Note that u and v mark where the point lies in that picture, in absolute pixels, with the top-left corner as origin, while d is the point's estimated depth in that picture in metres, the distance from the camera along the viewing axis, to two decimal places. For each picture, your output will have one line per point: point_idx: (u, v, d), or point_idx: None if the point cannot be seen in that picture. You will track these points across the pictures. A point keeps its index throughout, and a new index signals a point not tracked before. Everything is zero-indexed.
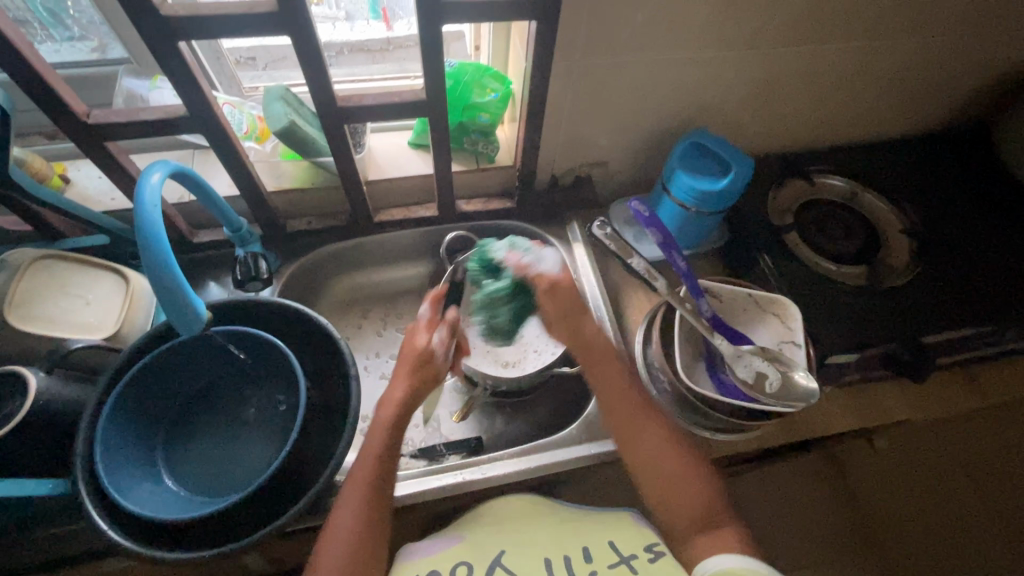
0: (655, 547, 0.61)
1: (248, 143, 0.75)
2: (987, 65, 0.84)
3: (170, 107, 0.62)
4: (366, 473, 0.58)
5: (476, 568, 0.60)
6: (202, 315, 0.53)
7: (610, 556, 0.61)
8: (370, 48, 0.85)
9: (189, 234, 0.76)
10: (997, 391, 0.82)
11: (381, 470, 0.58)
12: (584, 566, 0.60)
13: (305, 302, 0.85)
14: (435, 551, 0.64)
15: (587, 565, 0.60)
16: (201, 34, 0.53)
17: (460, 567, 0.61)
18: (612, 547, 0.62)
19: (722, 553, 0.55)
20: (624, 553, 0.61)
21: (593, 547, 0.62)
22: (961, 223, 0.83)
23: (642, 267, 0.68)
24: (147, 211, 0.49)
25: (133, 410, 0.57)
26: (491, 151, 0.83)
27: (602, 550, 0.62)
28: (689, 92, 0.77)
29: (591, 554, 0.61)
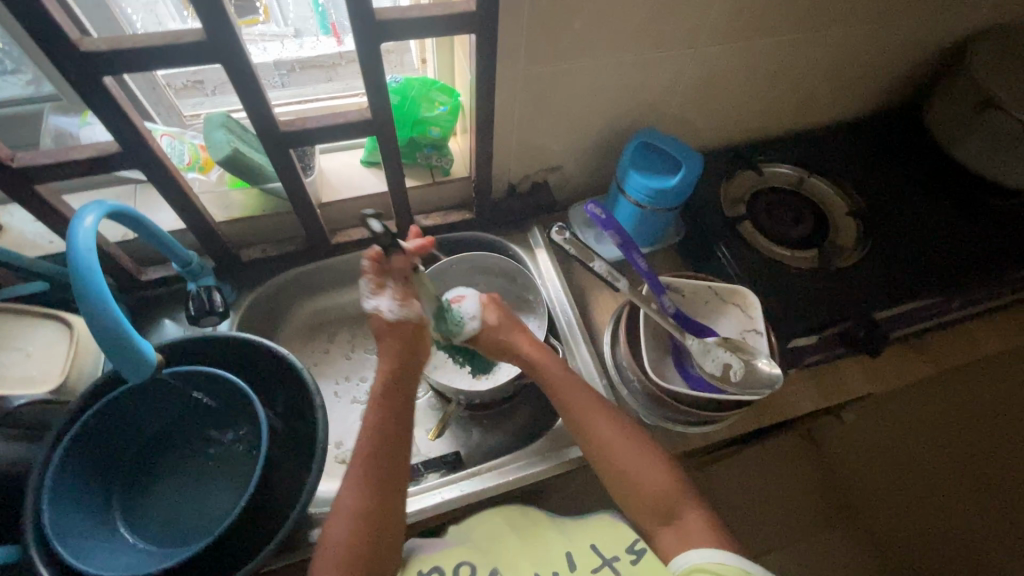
0: (638, 547, 0.61)
1: (191, 173, 0.73)
2: (912, 48, 0.88)
3: (102, 144, 0.59)
4: (353, 504, 0.57)
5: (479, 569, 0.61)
6: (152, 359, 0.51)
7: (592, 560, 0.61)
8: (324, 64, 0.83)
9: (136, 273, 0.73)
10: (949, 358, 0.86)
11: (370, 499, 0.57)
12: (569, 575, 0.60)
13: (268, 331, 0.83)
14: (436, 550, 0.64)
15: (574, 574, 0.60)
16: (126, 68, 0.51)
17: (461, 568, 0.62)
18: (595, 550, 0.62)
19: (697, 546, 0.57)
20: (607, 557, 0.61)
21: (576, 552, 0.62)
22: (902, 201, 0.87)
23: (605, 270, 0.71)
24: (82, 257, 0.47)
25: (84, 465, 0.55)
26: (445, 164, 0.83)
27: (583, 555, 0.62)
28: (635, 93, 0.78)
29: (576, 561, 0.62)
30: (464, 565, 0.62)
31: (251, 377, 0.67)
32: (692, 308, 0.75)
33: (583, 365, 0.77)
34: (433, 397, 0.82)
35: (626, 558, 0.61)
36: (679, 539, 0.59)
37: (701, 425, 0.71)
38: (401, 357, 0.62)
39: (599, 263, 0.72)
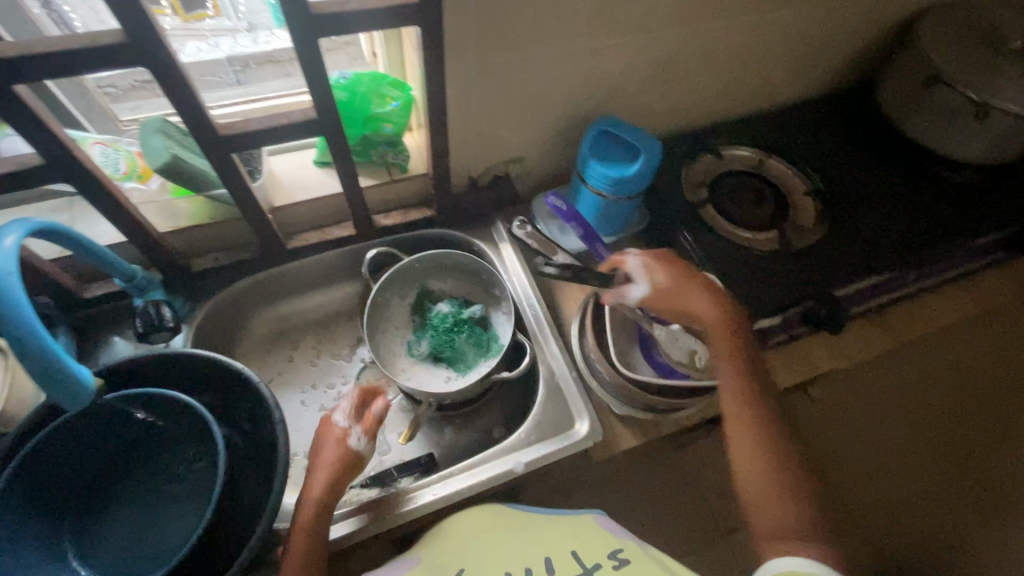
0: (621, 554, 0.53)
1: (129, 183, 0.69)
2: (862, 27, 0.89)
3: (24, 156, 0.55)
4: (305, 522, 0.58)
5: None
6: (90, 386, 0.48)
7: (573, 567, 0.53)
8: (277, 59, 0.78)
9: (76, 290, 0.69)
10: (906, 330, 0.89)
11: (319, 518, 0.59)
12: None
13: (226, 342, 0.80)
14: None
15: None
16: (40, 74, 0.47)
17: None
18: (575, 556, 0.54)
19: (776, 553, 0.54)
20: (588, 564, 0.53)
21: (555, 555, 0.55)
22: (857, 180, 0.88)
23: (563, 268, 0.70)
24: (3, 281, 0.44)
25: (27, 499, 0.51)
26: (402, 161, 0.80)
27: (562, 558, 0.54)
28: (591, 81, 0.77)
29: (554, 564, 0.54)
30: None
31: (207, 393, 0.65)
32: None
33: (552, 358, 0.76)
34: (402, 398, 0.80)
35: (608, 565, 0.52)
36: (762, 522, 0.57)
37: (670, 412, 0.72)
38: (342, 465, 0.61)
39: (562, 256, 0.72)
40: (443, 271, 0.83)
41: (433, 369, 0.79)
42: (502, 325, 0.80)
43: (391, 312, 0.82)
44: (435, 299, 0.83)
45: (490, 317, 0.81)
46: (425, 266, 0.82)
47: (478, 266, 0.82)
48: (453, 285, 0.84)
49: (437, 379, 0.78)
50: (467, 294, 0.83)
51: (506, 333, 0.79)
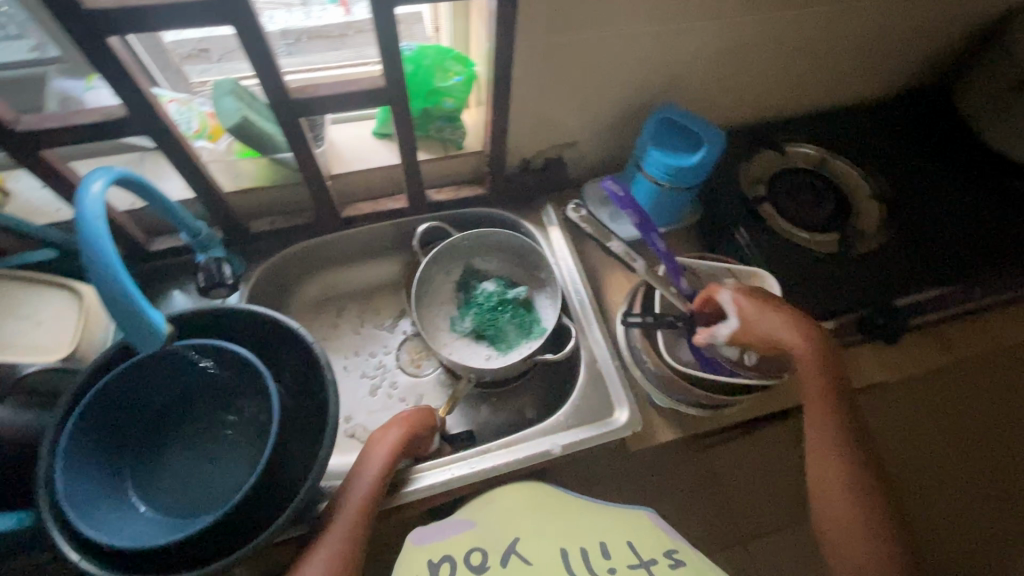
0: (677, 555, 0.51)
1: (199, 142, 0.71)
2: (948, 23, 0.84)
3: (109, 108, 0.57)
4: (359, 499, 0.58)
5: (491, 556, 0.53)
6: (162, 331, 0.50)
7: (628, 556, 0.52)
8: (329, 34, 0.79)
9: (144, 243, 0.72)
10: (965, 346, 0.85)
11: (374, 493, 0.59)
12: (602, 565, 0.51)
13: (277, 304, 0.83)
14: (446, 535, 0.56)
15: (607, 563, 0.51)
16: (132, 27, 0.49)
17: (473, 555, 0.54)
18: (632, 547, 0.53)
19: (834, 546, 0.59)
20: (644, 557, 0.51)
21: (610, 542, 0.54)
22: (926, 185, 0.84)
23: (620, 250, 0.69)
24: (90, 223, 0.46)
25: (95, 434, 0.54)
26: (458, 137, 0.80)
27: (618, 547, 0.53)
28: (656, 67, 0.75)
29: (609, 549, 0.53)
30: (474, 552, 0.54)
31: (261, 351, 0.67)
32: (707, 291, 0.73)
33: (595, 345, 0.76)
34: (442, 372, 0.82)
35: (663, 562, 0.50)
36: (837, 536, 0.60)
37: (713, 408, 0.71)
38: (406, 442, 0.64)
39: (617, 243, 0.70)
40: (489, 251, 0.84)
41: (475, 347, 0.79)
42: (546, 309, 0.80)
43: (437, 288, 0.83)
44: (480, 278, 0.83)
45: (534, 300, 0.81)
46: (473, 245, 0.83)
47: (526, 247, 0.82)
48: (500, 265, 0.84)
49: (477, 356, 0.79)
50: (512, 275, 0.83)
51: (550, 317, 0.79)
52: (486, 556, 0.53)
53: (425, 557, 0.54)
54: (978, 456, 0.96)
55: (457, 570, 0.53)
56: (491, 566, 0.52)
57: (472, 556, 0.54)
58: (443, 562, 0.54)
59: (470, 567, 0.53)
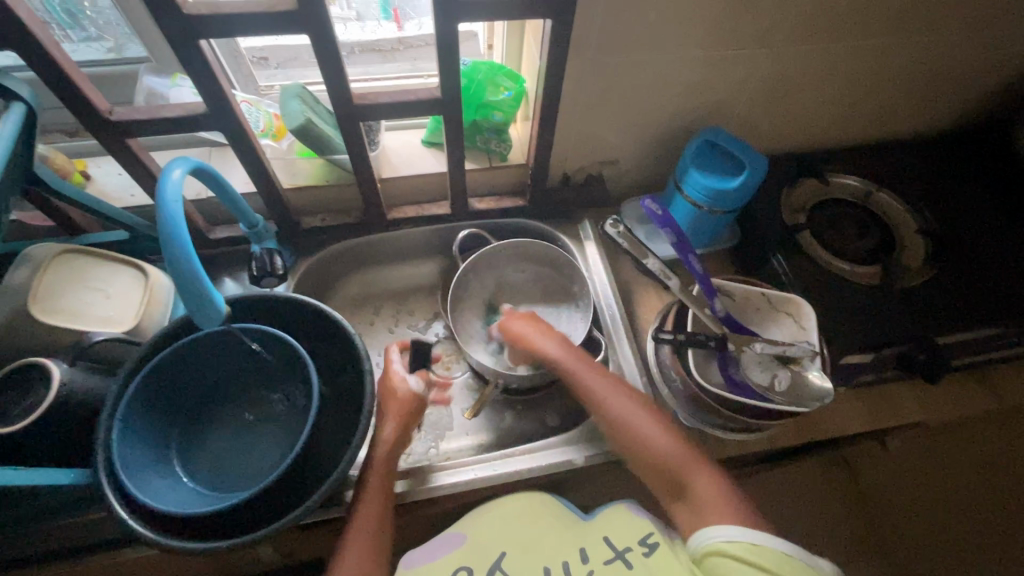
0: (650, 539, 0.61)
1: (265, 140, 0.76)
2: (1006, 62, 0.83)
3: (190, 104, 0.62)
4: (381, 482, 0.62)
5: (476, 572, 0.63)
6: (221, 308, 0.53)
7: (605, 552, 0.62)
8: (381, 48, 0.85)
9: (205, 230, 0.77)
10: (1011, 393, 0.82)
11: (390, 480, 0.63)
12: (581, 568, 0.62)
13: (320, 298, 0.86)
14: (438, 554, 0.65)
15: (586, 566, 0.62)
16: (222, 32, 0.53)
17: (461, 573, 0.63)
18: (608, 543, 0.63)
19: (718, 522, 0.56)
20: (620, 548, 0.62)
21: (589, 547, 0.63)
22: (979, 223, 0.82)
23: (657, 268, 0.68)
24: (169, 206, 0.50)
25: (149, 405, 0.58)
26: (503, 149, 0.84)
27: (597, 548, 0.63)
28: (703, 91, 0.77)
29: (589, 554, 0.63)
30: (462, 569, 0.63)
31: (303, 339, 0.70)
32: (742, 314, 0.73)
33: (624, 360, 0.76)
34: (470, 376, 0.83)
35: (638, 550, 0.61)
36: (692, 514, 0.58)
37: (740, 432, 0.70)
38: (403, 428, 0.64)
39: (655, 259, 0.69)
40: (524, 260, 0.85)
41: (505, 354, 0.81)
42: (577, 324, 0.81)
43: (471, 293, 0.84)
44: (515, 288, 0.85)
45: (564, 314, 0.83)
46: (510, 254, 0.85)
47: (561, 260, 0.83)
48: (535, 276, 0.86)
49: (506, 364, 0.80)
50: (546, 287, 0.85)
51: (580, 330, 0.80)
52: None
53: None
54: None
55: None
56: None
57: (460, 574, 0.62)
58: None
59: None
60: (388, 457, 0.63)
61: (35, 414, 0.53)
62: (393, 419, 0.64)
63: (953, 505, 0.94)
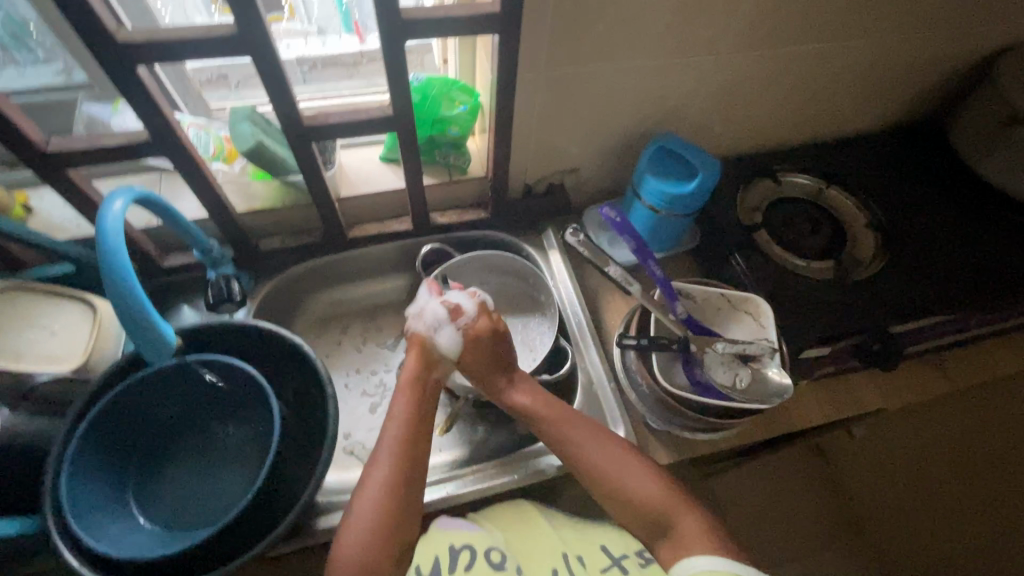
0: (645, 553, 0.66)
1: (215, 164, 0.74)
2: (937, 61, 0.87)
3: (133, 132, 0.61)
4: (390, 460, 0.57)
5: (506, 554, 0.65)
6: (170, 340, 0.52)
7: (602, 559, 0.66)
8: (343, 62, 0.84)
9: (158, 259, 0.74)
10: (964, 375, 0.85)
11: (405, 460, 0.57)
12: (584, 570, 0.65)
13: (283, 320, 0.85)
14: (461, 529, 0.67)
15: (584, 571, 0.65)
16: (161, 59, 0.52)
17: (493, 553, 0.65)
18: (604, 550, 0.67)
19: (700, 553, 0.54)
20: (615, 555, 0.67)
21: (573, 549, 0.67)
22: (925, 214, 0.85)
23: (617, 274, 0.70)
24: (110, 239, 0.48)
25: (100, 446, 0.56)
26: (462, 163, 0.84)
27: (595, 556, 0.67)
28: (653, 99, 0.78)
29: (587, 561, 0.66)
30: (493, 549, 0.65)
31: (265, 365, 0.69)
32: (703, 315, 0.74)
33: (592, 367, 0.77)
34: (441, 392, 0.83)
35: (634, 559, 0.66)
36: (672, 549, 0.56)
37: (708, 431, 0.71)
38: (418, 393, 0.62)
39: (616, 267, 0.71)
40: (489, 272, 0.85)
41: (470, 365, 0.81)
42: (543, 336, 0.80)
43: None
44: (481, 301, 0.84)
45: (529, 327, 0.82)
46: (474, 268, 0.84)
47: (526, 270, 0.83)
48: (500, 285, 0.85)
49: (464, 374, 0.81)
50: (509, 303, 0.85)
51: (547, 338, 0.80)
52: (504, 557, 0.65)
53: (446, 542, 0.66)
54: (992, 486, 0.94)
55: (476, 558, 0.65)
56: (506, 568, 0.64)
57: (492, 554, 0.65)
58: (463, 549, 0.65)
59: (490, 562, 0.64)
60: (403, 426, 0.59)
61: None
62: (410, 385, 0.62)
63: (923, 492, 0.97)
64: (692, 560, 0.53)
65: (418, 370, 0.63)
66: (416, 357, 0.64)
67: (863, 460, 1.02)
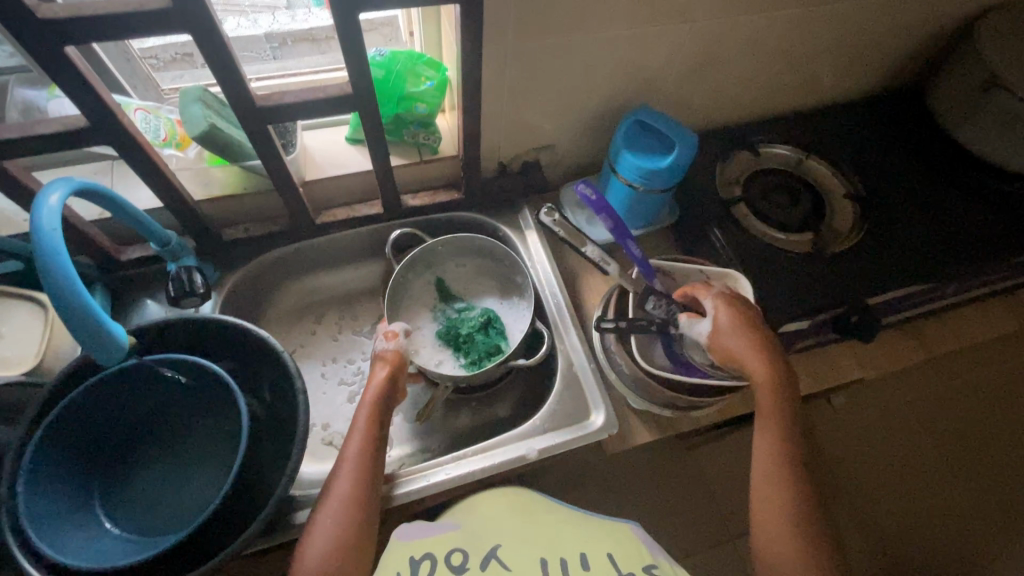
0: (656, 569, 0.55)
1: (168, 150, 0.70)
2: (917, 25, 0.85)
3: (70, 118, 0.56)
4: (358, 441, 0.59)
5: (471, 558, 0.56)
6: (123, 343, 0.49)
7: (608, 570, 0.55)
8: (315, 37, 0.79)
9: (113, 252, 0.71)
10: (941, 342, 0.86)
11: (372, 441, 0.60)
12: (580, 573, 0.55)
13: (254, 311, 0.82)
14: (426, 535, 0.59)
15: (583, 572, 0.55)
16: (89, 37, 0.48)
17: (454, 556, 0.57)
18: (611, 560, 0.56)
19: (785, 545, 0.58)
20: (623, 570, 0.55)
21: (591, 554, 0.57)
22: (901, 182, 0.85)
23: (595, 254, 0.70)
24: (46, 235, 0.45)
25: (57, 454, 0.53)
26: (432, 142, 0.80)
27: (600, 561, 0.56)
28: (628, 70, 0.75)
29: (590, 562, 0.56)
30: (456, 552, 0.57)
31: (232, 360, 0.66)
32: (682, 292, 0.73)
33: (571, 351, 0.75)
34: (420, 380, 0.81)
35: None
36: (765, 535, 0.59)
37: (689, 409, 0.71)
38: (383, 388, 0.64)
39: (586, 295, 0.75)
40: (461, 253, 0.83)
41: (437, 353, 0.77)
42: (515, 330, 0.78)
43: (415, 291, 0.81)
44: (457, 291, 0.82)
45: (500, 317, 0.79)
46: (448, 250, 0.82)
47: (497, 251, 0.82)
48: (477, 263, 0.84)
49: (430, 362, 0.76)
50: (485, 292, 0.82)
51: (524, 317, 0.79)
52: (466, 557, 0.56)
53: (406, 554, 0.57)
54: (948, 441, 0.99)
55: (437, 568, 0.56)
56: (471, 568, 0.55)
57: (453, 556, 0.57)
58: (423, 560, 0.57)
59: (450, 566, 0.56)
60: (368, 426, 0.61)
61: None
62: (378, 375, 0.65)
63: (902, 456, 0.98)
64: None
65: (389, 382, 0.65)
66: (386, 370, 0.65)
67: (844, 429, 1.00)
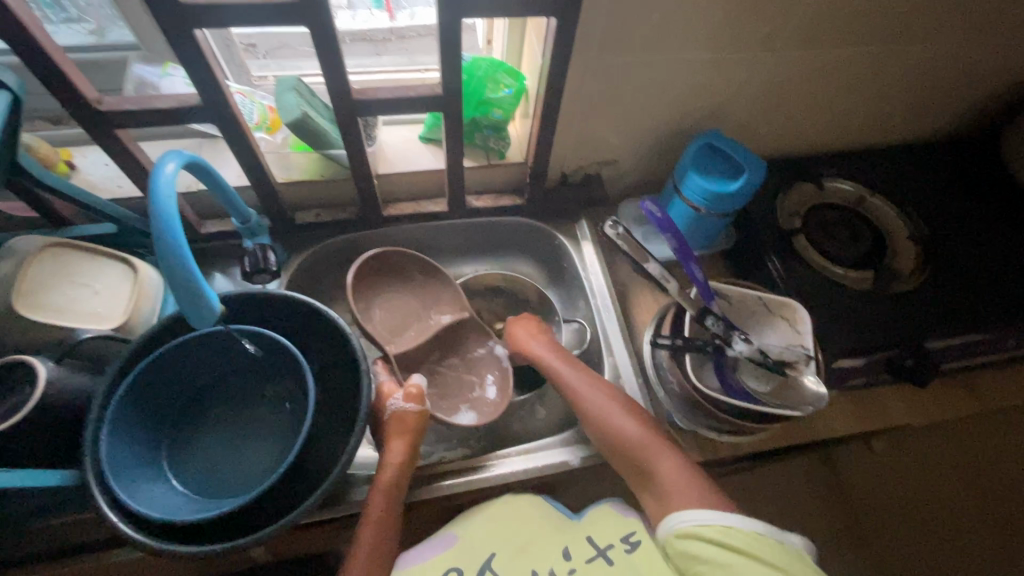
0: (633, 537, 0.60)
1: (259, 133, 0.75)
2: (994, 73, 0.84)
3: (182, 95, 0.60)
4: (376, 527, 0.59)
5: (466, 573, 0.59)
6: (218, 309, 0.52)
7: (588, 551, 0.60)
8: (373, 38, 0.83)
9: (196, 224, 0.75)
10: (997, 396, 0.84)
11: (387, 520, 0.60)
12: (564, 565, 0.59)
13: (315, 295, 0.85)
14: (415, 561, 0.62)
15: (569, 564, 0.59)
16: (218, 21, 0.52)
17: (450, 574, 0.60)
18: (589, 541, 0.61)
19: (681, 505, 0.58)
20: (601, 545, 0.60)
21: (571, 543, 0.61)
22: (970, 228, 0.83)
23: (656, 270, 0.71)
24: (162, 202, 0.48)
25: (137, 407, 0.57)
26: (502, 147, 0.83)
27: (580, 547, 0.61)
28: (701, 94, 0.77)
29: (570, 551, 0.60)
30: (451, 571, 0.60)
31: (298, 338, 0.69)
32: (737, 317, 0.73)
33: (621, 362, 0.76)
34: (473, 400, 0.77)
35: (621, 547, 0.60)
36: (659, 503, 0.60)
37: (736, 434, 0.70)
38: (401, 467, 0.62)
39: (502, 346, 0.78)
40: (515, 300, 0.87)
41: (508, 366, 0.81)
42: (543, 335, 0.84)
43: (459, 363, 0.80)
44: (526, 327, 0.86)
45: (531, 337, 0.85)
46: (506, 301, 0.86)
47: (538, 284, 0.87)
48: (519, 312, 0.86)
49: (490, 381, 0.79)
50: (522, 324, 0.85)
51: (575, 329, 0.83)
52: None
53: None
54: (992, 506, 0.95)
55: None
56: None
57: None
58: None
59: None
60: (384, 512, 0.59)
61: (13, 418, 0.51)
62: (398, 442, 0.62)
63: (935, 503, 0.95)
64: (670, 518, 0.58)
65: (407, 457, 0.62)
66: (405, 444, 0.63)
67: (866, 475, 0.98)
